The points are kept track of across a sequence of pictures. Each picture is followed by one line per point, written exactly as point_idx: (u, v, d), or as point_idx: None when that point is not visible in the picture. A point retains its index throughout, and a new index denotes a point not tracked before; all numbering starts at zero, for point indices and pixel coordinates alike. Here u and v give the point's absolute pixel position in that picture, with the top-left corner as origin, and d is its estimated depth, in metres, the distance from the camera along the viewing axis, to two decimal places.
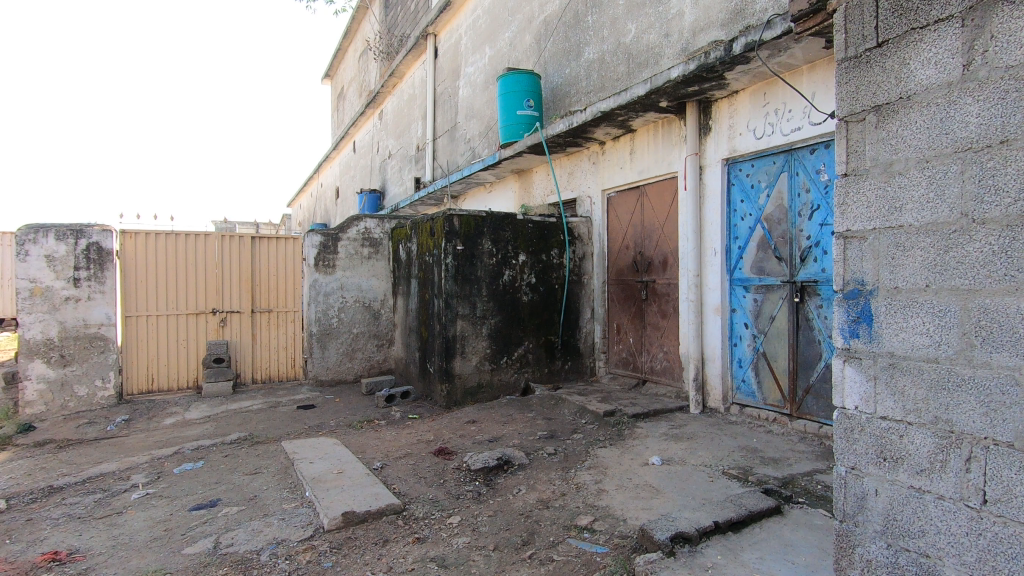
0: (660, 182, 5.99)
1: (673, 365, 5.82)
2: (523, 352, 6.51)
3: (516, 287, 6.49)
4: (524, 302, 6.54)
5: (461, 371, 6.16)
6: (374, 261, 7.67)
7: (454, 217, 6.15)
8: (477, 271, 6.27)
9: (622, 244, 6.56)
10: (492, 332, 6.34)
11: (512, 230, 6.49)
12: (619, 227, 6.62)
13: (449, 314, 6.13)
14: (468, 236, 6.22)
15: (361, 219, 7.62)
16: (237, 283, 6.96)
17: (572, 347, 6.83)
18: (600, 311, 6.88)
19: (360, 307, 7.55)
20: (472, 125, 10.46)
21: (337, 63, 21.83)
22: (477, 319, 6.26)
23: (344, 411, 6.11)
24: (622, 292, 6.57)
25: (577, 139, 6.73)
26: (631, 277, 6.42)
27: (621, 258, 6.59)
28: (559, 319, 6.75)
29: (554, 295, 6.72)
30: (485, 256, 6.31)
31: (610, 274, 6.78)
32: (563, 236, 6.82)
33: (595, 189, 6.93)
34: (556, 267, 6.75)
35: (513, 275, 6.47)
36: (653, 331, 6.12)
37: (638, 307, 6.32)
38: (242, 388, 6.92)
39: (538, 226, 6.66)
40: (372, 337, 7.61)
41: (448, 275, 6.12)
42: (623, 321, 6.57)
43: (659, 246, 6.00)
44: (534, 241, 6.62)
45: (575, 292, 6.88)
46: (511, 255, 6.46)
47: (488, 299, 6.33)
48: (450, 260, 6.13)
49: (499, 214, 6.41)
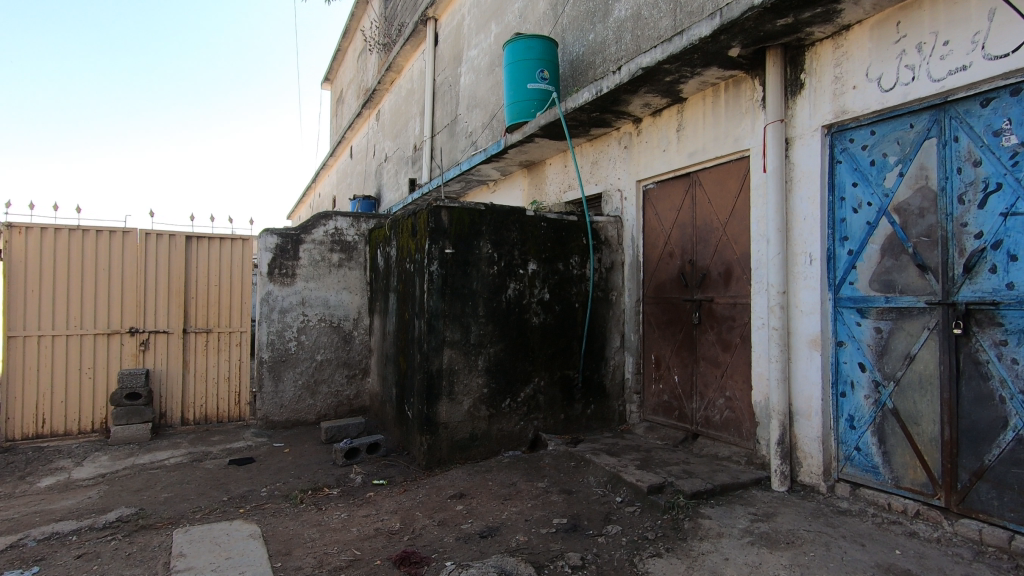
0: (720, 166, 4.43)
1: (742, 417, 4.20)
2: (532, 392, 4.91)
3: (523, 306, 4.91)
4: (534, 327, 4.94)
5: (448, 419, 4.56)
6: (345, 270, 6.13)
7: (442, 212, 4.60)
8: (472, 285, 4.70)
9: (666, 251, 4.98)
10: (491, 365, 4.75)
11: (519, 232, 4.92)
12: (661, 230, 5.04)
13: (434, 341, 4.54)
14: (460, 238, 4.66)
15: (330, 217, 6.10)
16: (166, 295, 5.42)
17: (596, 386, 5.21)
18: (633, 339, 5.27)
19: (327, 328, 6.00)
20: (474, 116, 8.99)
21: (337, 65, 20.61)
22: (470, 348, 4.68)
23: (289, 471, 4.51)
24: (665, 315, 4.97)
25: (606, 115, 5.21)
26: (677, 295, 4.83)
27: (663, 269, 5.00)
28: (580, 349, 5.15)
29: (574, 317, 5.13)
30: (483, 264, 4.74)
31: (647, 291, 5.18)
32: (586, 239, 5.24)
33: (627, 181, 5.38)
34: (576, 280, 5.17)
35: (520, 290, 4.90)
36: (709, 369, 4.52)
37: (689, 335, 4.72)
38: (166, 433, 5.33)
39: (554, 227, 5.10)
40: (341, 366, 6.03)
41: (431, 289, 4.54)
42: (666, 353, 4.96)
43: (719, 253, 4.41)
44: (549, 245, 5.05)
45: (601, 313, 5.28)
46: (517, 263, 4.89)
47: (485, 322, 4.74)
48: (435, 269, 4.56)
49: (502, 209, 4.84)
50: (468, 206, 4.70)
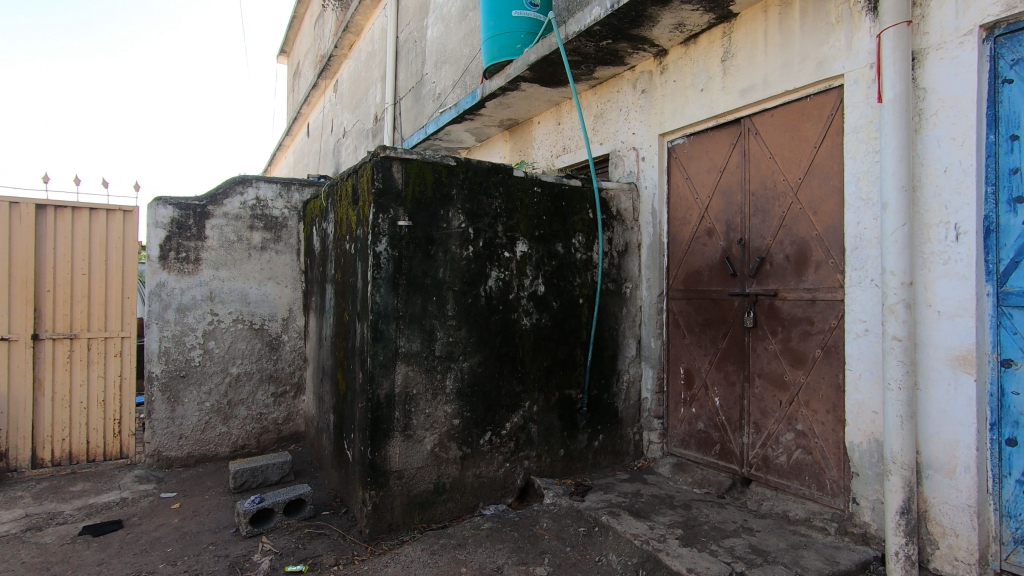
0: (791, 105, 3.14)
1: (824, 463, 2.95)
2: (521, 421, 3.56)
3: (510, 302, 3.54)
4: (524, 331, 3.59)
5: (402, 466, 3.18)
6: (270, 254, 4.64)
7: (392, 168, 3.18)
8: (437, 274, 3.31)
9: (702, 229, 3.68)
10: (465, 387, 3.38)
11: (503, 198, 3.54)
12: (696, 199, 3.75)
13: (383, 355, 3.14)
14: (419, 205, 3.25)
15: (249, 183, 4.56)
16: (5, 287, 3.85)
17: (605, 410, 3.90)
18: (654, 345, 3.98)
19: (245, 331, 4.53)
20: (442, 74, 7.52)
21: (291, 36, 18.69)
22: (435, 363, 3.29)
23: (166, 549, 3.04)
24: (701, 315, 3.68)
25: (620, 44, 3.86)
26: (720, 287, 3.55)
27: (698, 252, 3.71)
28: (585, 360, 3.82)
29: (577, 318, 3.80)
30: (452, 245, 3.35)
31: (674, 283, 3.88)
32: (592, 212, 3.91)
33: (646, 135, 4.06)
34: (580, 267, 3.83)
35: (505, 281, 3.53)
36: (769, 390, 3.25)
37: (739, 342, 3.43)
38: (3, 483, 3.77)
39: (550, 195, 3.74)
40: (265, 381, 4.60)
41: (378, 279, 3.13)
42: (700, 367, 3.69)
43: (789, 228, 3.14)
44: (543, 218, 3.69)
45: (613, 313, 3.95)
46: (501, 243, 3.52)
47: (457, 325, 3.36)
48: (385, 249, 3.15)
49: (479, 166, 3.46)
50: (430, 159, 3.29)
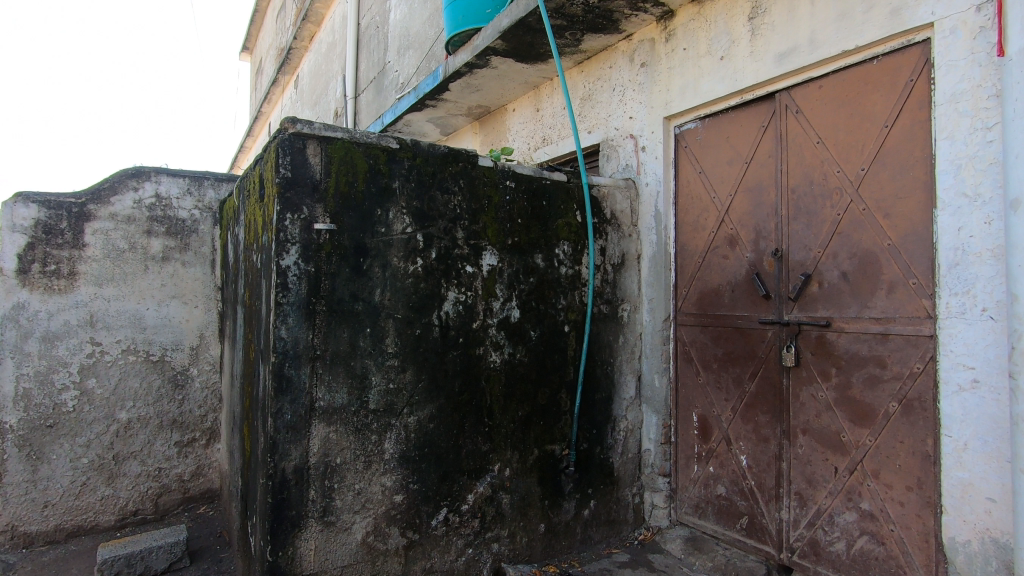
0: (848, 70, 2.35)
1: (905, 562, 2.13)
2: (489, 491, 2.68)
3: (474, 333, 2.67)
4: (493, 372, 2.71)
5: (320, 567, 2.27)
6: (174, 266, 3.68)
7: (307, 151, 2.29)
8: (372, 297, 2.41)
9: (723, 236, 2.88)
10: (411, 450, 2.48)
11: (464, 195, 2.67)
12: (713, 198, 2.94)
13: (291, 413, 2.23)
14: (346, 202, 2.35)
15: (146, 176, 3.61)
16: None
17: (598, 468, 3.04)
18: (659, 383, 3.14)
19: (139, 365, 3.55)
20: (406, 61, 6.64)
21: (253, 32, 17.61)
22: (369, 419, 2.39)
23: None
24: (721, 347, 2.86)
25: (616, 3, 3.04)
26: (749, 313, 2.73)
27: (716, 267, 2.89)
28: (572, 405, 2.96)
29: (562, 351, 2.94)
30: (394, 256, 2.46)
31: (684, 305, 3.06)
32: (580, 215, 3.07)
33: (648, 119, 3.25)
34: (565, 286, 2.98)
35: (467, 305, 2.66)
36: (819, 453, 2.44)
37: (775, 385, 2.61)
38: None
39: (527, 192, 2.88)
40: (165, 428, 3.63)
41: (286, 305, 2.22)
42: (721, 414, 2.87)
43: (847, 236, 2.34)
44: (517, 222, 2.83)
45: (607, 343, 3.10)
46: (462, 254, 2.65)
47: (401, 366, 2.47)
48: (296, 264, 2.24)
49: (432, 152, 2.58)
50: (362, 140, 2.41)
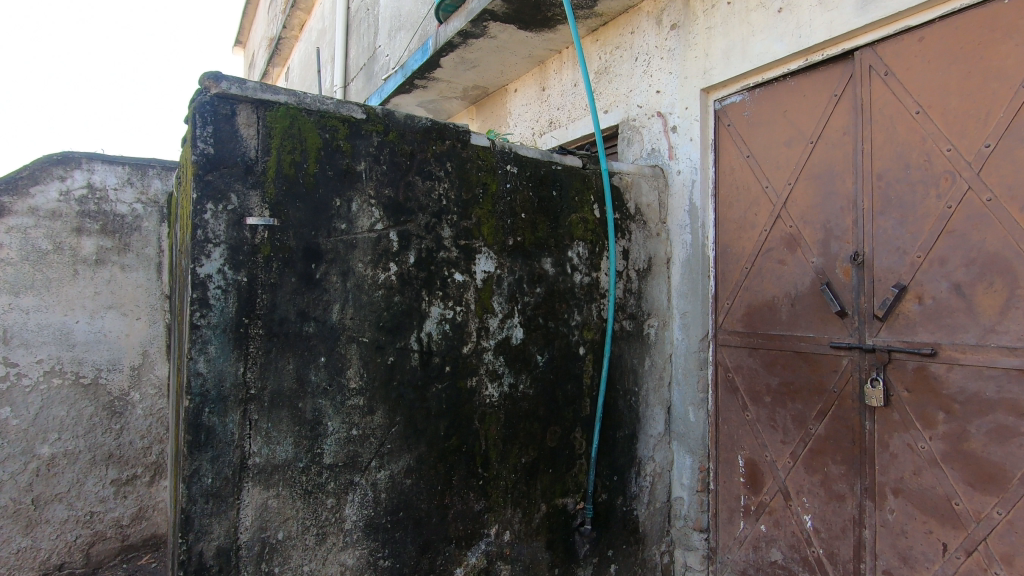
0: (963, 15, 1.76)
1: None
2: (483, 562, 2.09)
3: (464, 360, 2.08)
4: (489, 409, 2.13)
5: None
6: (110, 271, 3.09)
7: (236, 118, 1.68)
8: (329, 316, 1.82)
9: (779, 236, 2.30)
10: (382, 515, 1.90)
11: (451, 181, 2.07)
12: (766, 188, 2.35)
13: (213, 476, 1.63)
14: (292, 189, 1.76)
15: (74, 163, 3.01)
16: None
17: (620, 525, 2.45)
18: (694, 416, 2.56)
19: (68, 390, 2.96)
20: (396, 44, 6.05)
21: (244, 23, 16.97)
22: (324, 478, 1.81)
23: None
24: (778, 376, 2.28)
25: None
26: (816, 334, 2.15)
27: (771, 275, 2.31)
28: (588, 447, 2.37)
29: (575, 380, 2.35)
30: (358, 261, 1.87)
31: (727, 321, 2.47)
32: (598, 209, 2.47)
33: (680, 93, 2.66)
34: (579, 298, 2.38)
35: (456, 323, 2.07)
36: (919, 522, 1.85)
37: (853, 428, 2.02)
38: None
39: (532, 180, 2.29)
40: (99, 464, 3.05)
41: (206, 329, 1.63)
42: (776, 461, 2.28)
43: (962, 236, 1.75)
44: (519, 218, 2.24)
45: (631, 368, 2.52)
46: (449, 258, 2.06)
47: (368, 405, 1.89)
48: (221, 272, 1.65)
49: (410, 125, 1.99)
50: (313, 106, 1.81)
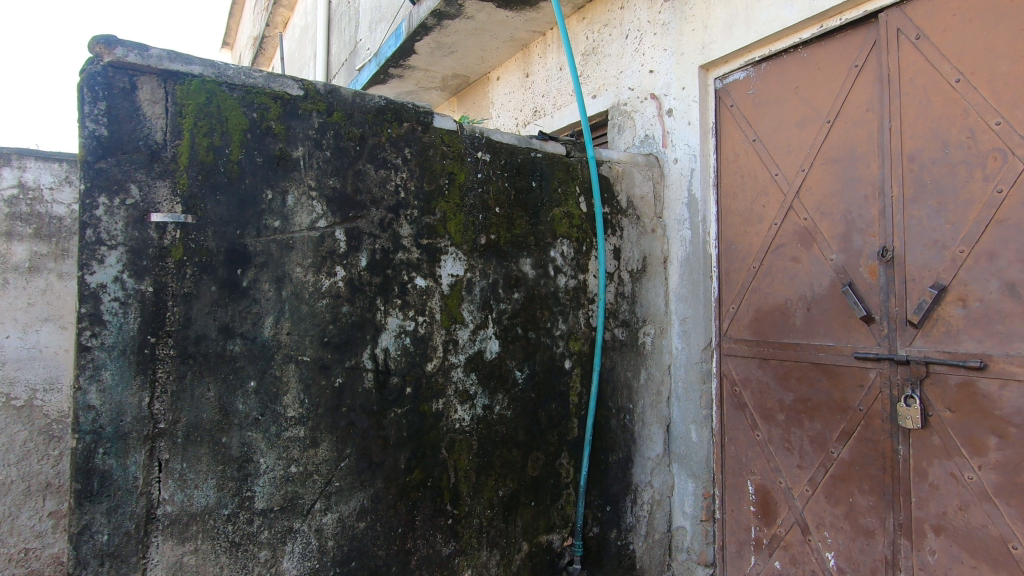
0: None
1: None
2: None
3: (429, 379, 1.78)
4: (459, 436, 1.83)
5: None
6: (47, 279, 2.73)
7: (137, 93, 1.38)
8: (260, 332, 1.52)
9: (792, 230, 2.01)
10: (328, 567, 1.60)
11: (411, 170, 1.77)
12: (776, 176, 2.07)
13: (110, 532, 1.33)
14: (210, 179, 1.45)
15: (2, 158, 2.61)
16: None
17: (613, 562, 2.16)
18: (696, 436, 2.26)
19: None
20: (378, 36, 5.74)
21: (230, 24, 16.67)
22: (255, 528, 1.51)
23: None
24: (793, 391, 1.99)
25: None
26: (837, 343, 1.86)
27: (784, 274, 2.02)
28: (576, 474, 2.07)
29: (561, 398, 2.05)
30: (296, 266, 1.57)
31: (733, 327, 2.18)
32: (585, 203, 2.17)
33: (676, 72, 2.38)
34: (564, 304, 2.08)
35: (419, 336, 1.77)
36: (967, 567, 1.56)
37: (884, 454, 1.73)
38: None
39: (507, 169, 1.99)
40: (35, 495, 2.74)
41: (98, 351, 1.32)
42: (791, 488, 1.99)
43: (1016, 226, 1.46)
44: (493, 213, 1.94)
45: (624, 382, 2.22)
46: (409, 260, 1.76)
47: (310, 437, 1.59)
48: (118, 281, 1.35)
49: (359, 104, 1.69)
50: (237, 80, 1.50)
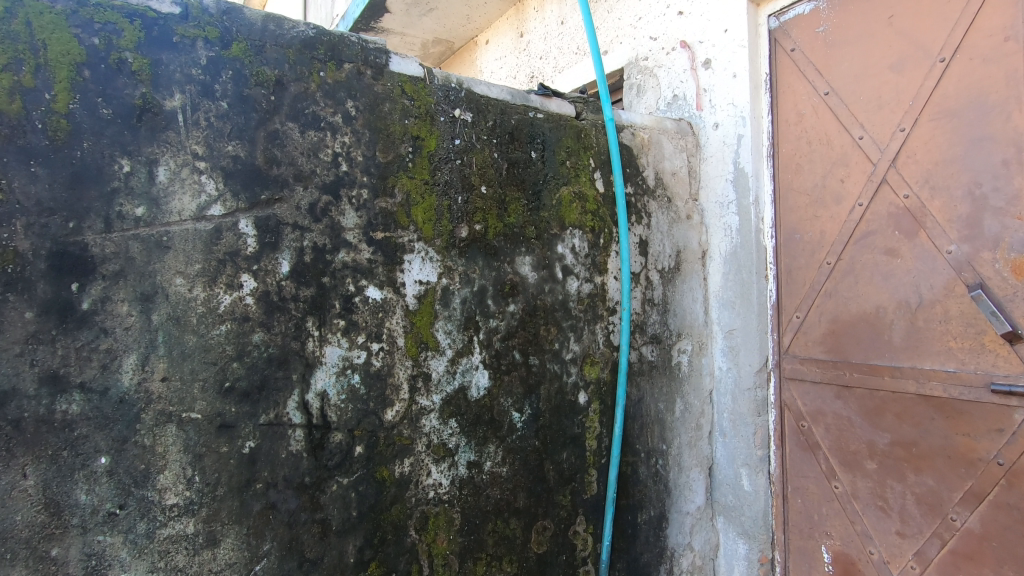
0: None
1: None
2: None
3: (389, 431, 1.25)
4: (434, 508, 1.30)
5: None
6: None
7: None
8: (114, 380, 0.98)
9: (884, 213, 1.48)
10: None
11: (356, 133, 1.23)
12: (859, 140, 1.54)
13: None
14: (17, 140, 0.91)
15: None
16: None
17: None
18: (749, 484, 1.74)
19: None
20: None
21: None
22: None
23: None
24: (888, 431, 1.47)
25: None
26: (958, 369, 1.33)
27: (873, 273, 1.50)
28: (595, 544, 1.55)
29: (574, 444, 1.52)
30: (176, 277, 1.03)
31: (799, 343, 1.67)
32: (601, 181, 1.63)
33: (715, 10, 1.83)
34: (576, 316, 1.55)
35: (373, 372, 1.24)
36: None
37: None
38: None
39: (496, 133, 1.44)
40: None
41: None
42: (887, 563, 1.47)
43: None
44: (478, 194, 1.39)
45: (654, 416, 1.70)
46: (357, 263, 1.22)
47: (205, 534, 1.05)
48: None
49: (274, 34, 1.14)
50: None
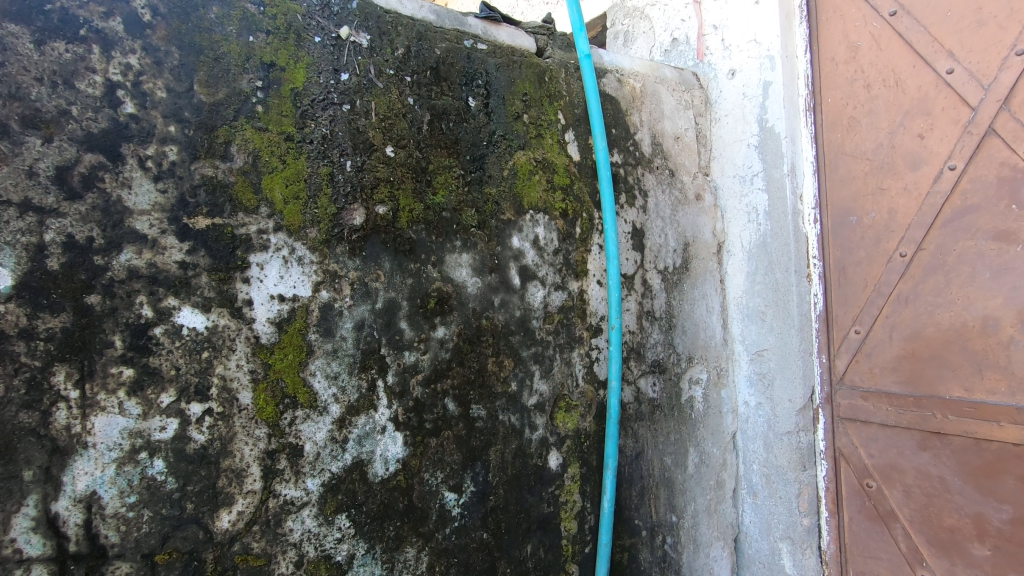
0: None
1: None
2: None
3: (226, 547, 0.75)
4: None
5: None
6: None
7: None
8: None
9: (993, 179, 1.00)
10: None
11: (153, 50, 0.74)
12: (948, 74, 1.06)
13: None
14: None
15: None
16: None
17: None
18: (792, 566, 1.25)
19: None
20: None
21: None
22: None
23: None
24: (1008, 502, 0.99)
25: None
26: None
27: (976, 268, 1.02)
28: None
29: (541, 531, 1.03)
30: None
31: (860, 370, 1.18)
32: (576, 144, 1.14)
33: None
34: (543, 342, 1.05)
35: (192, 453, 0.74)
36: None
37: None
38: None
39: (410, 67, 0.95)
40: None
41: None
42: None
43: None
44: (380, 158, 0.90)
45: (657, 476, 1.21)
46: (157, 271, 0.72)
47: None
48: None
49: None
50: None
